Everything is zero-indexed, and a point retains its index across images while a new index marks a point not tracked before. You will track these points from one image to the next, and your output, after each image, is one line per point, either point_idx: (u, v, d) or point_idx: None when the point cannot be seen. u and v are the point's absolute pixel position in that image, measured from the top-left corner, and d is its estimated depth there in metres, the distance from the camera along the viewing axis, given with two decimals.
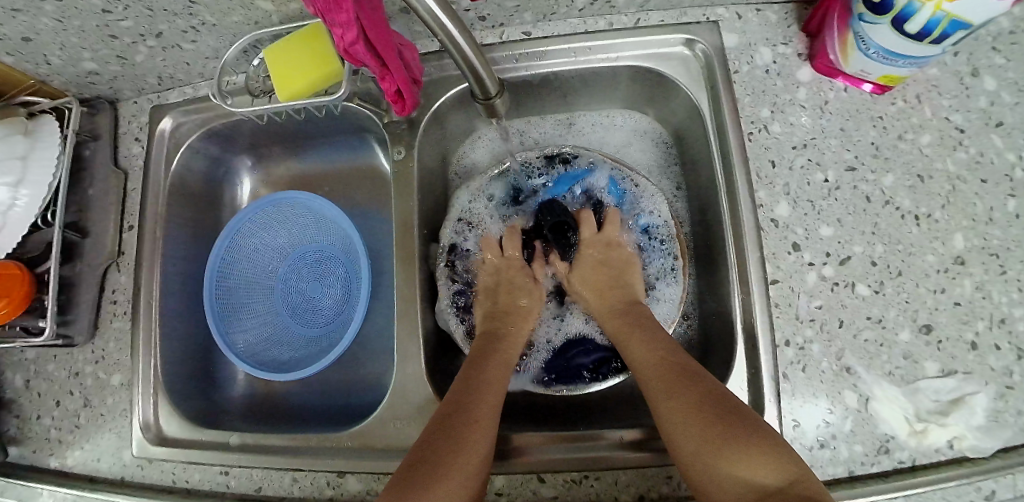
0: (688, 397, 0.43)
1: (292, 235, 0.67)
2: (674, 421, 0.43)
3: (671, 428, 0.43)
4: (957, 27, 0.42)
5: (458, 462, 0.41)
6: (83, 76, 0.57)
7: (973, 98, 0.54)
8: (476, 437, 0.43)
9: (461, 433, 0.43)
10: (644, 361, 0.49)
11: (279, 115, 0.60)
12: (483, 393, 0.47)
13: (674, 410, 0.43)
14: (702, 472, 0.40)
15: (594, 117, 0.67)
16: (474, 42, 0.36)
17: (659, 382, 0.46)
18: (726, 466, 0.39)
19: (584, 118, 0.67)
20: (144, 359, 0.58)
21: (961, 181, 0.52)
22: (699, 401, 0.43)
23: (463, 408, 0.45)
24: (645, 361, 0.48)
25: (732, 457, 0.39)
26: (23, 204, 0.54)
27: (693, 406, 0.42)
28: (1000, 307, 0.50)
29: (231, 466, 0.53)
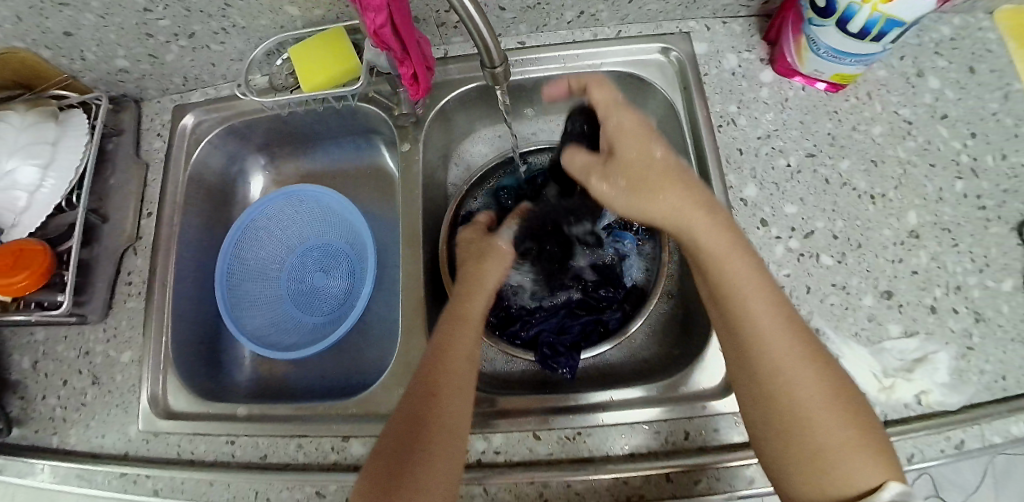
0: (820, 386, 0.39)
1: (300, 228, 0.70)
2: (797, 412, 0.39)
3: (787, 415, 0.39)
4: (894, 25, 0.49)
5: (438, 436, 0.42)
6: (114, 74, 0.63)
7: (919, 95, 0.61)
8: (454, 401, 0.44)
9: (436, 404, 0.43)
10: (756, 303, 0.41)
11: (295, 114, 0.66)
12: (456, 350, 0.47)
13: (797, 401, 0.39)
14: (800, 470, 0.38)
15: None
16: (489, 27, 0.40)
17: (785, 355, 0.40)
18: (837, 473, 0.37)
19: None
20: (156, 336, 0.60)
21: (911, 165, 0.58)
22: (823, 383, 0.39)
23: (438, 376, 0.45)
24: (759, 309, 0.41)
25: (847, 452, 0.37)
26: (50, 186, 0.58)
27: (825, 401, 0.39)
28: (955, 276, 0.55)
29: (237, 436, 0.55)
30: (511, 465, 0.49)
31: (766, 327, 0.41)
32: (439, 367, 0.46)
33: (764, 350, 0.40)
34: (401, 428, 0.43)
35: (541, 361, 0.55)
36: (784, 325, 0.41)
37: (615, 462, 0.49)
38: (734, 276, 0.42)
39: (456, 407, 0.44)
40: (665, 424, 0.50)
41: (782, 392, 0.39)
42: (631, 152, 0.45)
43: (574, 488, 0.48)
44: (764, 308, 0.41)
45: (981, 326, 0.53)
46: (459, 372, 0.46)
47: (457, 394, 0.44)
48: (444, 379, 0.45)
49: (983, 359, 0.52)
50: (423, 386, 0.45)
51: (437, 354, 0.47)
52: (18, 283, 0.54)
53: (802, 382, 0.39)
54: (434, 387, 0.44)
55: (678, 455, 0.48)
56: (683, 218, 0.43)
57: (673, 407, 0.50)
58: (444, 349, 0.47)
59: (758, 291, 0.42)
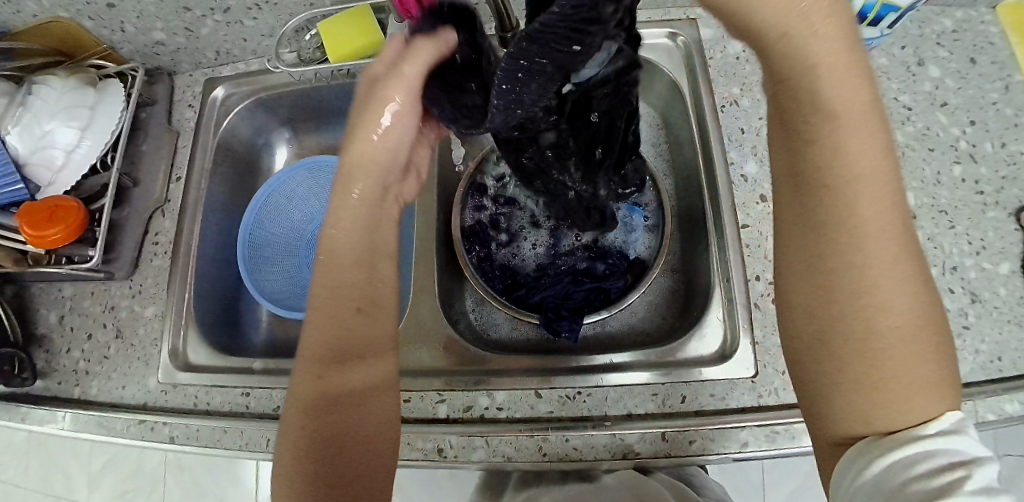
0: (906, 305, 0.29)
1: (318, 198, 0.73)
2: (868, 331, 0.29)
3: (846, 333, 0.30)
4: (889, 10, 0.52)
5: (361, 384, 0.39)
6: (150, 46, 0.67)
7: (919, 84, 0.63)
8: (373, 337, 0.40)
9: (351, 348, 0.39)
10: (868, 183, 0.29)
11: (319, 89, 0.69)
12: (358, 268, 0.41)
13: (874, 324, 0.29)
14: (850, 397, 0.30)
15: None
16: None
17: (879, 263, 0.29)
18: (887, 410, 0.29)
19: None
20: (179, 293, 0.63)
21: (909, 149, 0.60)
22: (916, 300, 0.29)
23: (346, 311, 0.40)
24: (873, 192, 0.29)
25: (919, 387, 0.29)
26: (86, 148, 0.62)
27: (909, 326, 0.29)
28: (951, 257, 0.56)
29: (252, 388, 0.57)
30: (513, 421, 0.51)
31: (855, 226, 0.29)
32: (345, 299, 0.40)
33: (849, 256, 0.29)
34: (315, 381, 0.38)
35: (547, 322, 0.57)
36: (883, 224, 0.29)
37: (613, 421, 0.50)
38: (848, 149, 0.28)
39: (376, 344, 0.40)
40: (663, 388, 0.51)
41: (859, 307, 0.29)
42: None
43: (572, 444, 0.49)
44: (870, 198, 0.29)
45: (976, 305, 0.55)
46: (369, 299, 0.41)
47: (373, 330, 0.40)
48: (354, 315, 0.40)
49: (977, 338, 0.54)
50: (330, 325, 0.39)
51: (336, 281, 0.40)
52: (54, 236, 0.57)
53: (887, 300, 0.29)
54: (344, 330, 0.39)
55: (674, 416, 0.50)
56: (818, 46, 0.26)
57: (672, 371, 0.52)
58: (351, 276, 0.40)
59: (874, 174, 0.29)
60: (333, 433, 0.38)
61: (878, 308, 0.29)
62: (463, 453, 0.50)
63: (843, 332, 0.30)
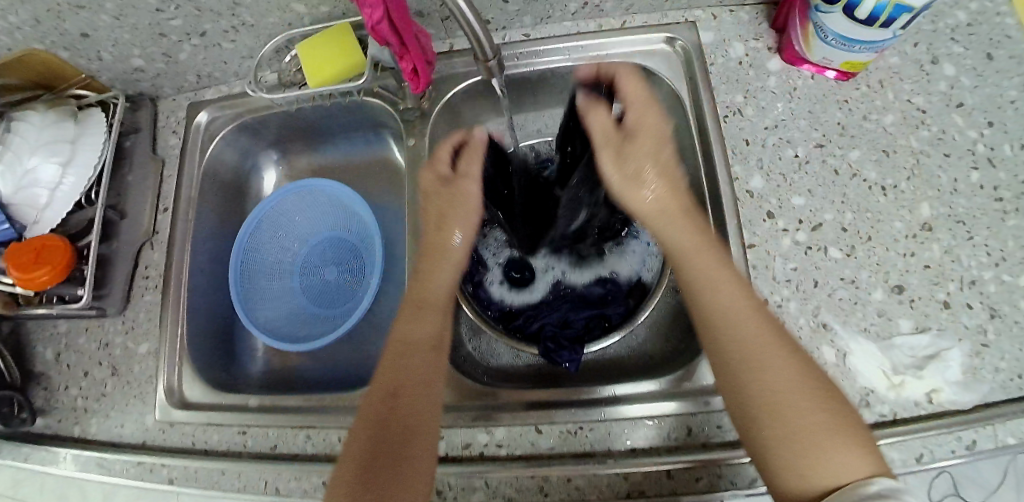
0: (794, 380, 0.39)
1: (310, 221, 0.71)
2: (775, 402, 0.38)
3: (761, 404, 0.39)
4: (902, 10, 0.47)
5: (401, 437, 0.43)
6: (130, 73, 0.64)
7: (933, 83, 0.59)
8: (419, 398, 0.45)
9: (399, 406, 0.45)
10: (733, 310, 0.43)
11: (303, 108, 0.65)
12: (416, 344, 0.48)
13: (774, 397, 0.39)
14: (785, 465, 0.37)
15: None
16: (476, 12, 0.40)
17: (776, 369, 0.40)
18: (813, 468, 0.36)
19: None
20: (171, 329, 0.62)
21: (924, 155, 0.56)
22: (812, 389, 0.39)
23: (398, 374, 0.46)
24: (734, 311, 0.42)
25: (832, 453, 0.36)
26: (69, 183, 0.60)
27: (800, 392, 0.38)
28: (969, 270, 0.53)
29: (248, 426, 0.57)
30: (513, 458, 0.50)
31: (733, 322, 0.42)
32: (400, 366, 0.47)
33: (740, 345, 0.41)
34: (365, 431, 0.44)
35: (547, 354, 0.56)
36: (756, 319, 0.42)
37: (616, 457, 0.49)
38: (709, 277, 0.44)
39: (420, 403, 0.45)
40: (668, 420, 0.50)
41: (756, 382, 0.40)
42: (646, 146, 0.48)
43: (574, 483, 0.48)
44: (733, 305, 0.43)
45: (996, 321, 0.52)
46: (419, 370, 0.47)
47: (420, 390, 0.46)
48: (404, 376, 0.46)
49: (997, 356, 0.51)
50: (385, 385, 0.46)
51: (394, 353, 0.48)
52: (42, 277, 0.56)
53: (778, 372, 0.39)
54: (397, 390, 0.45)
55: (679, 451, 0.48)
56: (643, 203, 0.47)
57: (676, 402, 0.50)
58: (405, 349, 0.48)
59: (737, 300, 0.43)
60: (371, 475, 0.41)
61: (783, 399, 0.39)
62: (462, 494, 0.49)
63: (757, 405, 0.39)
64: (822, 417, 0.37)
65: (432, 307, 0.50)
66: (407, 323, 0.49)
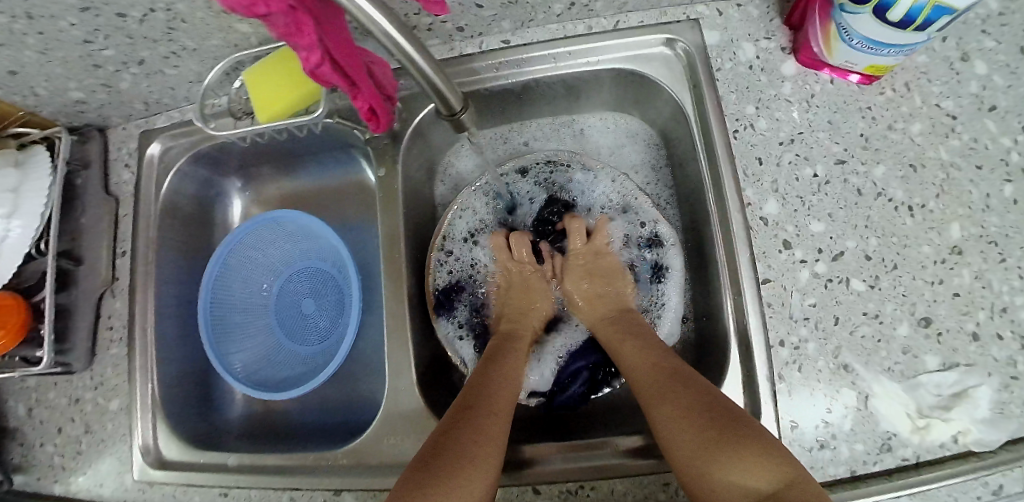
0: (681, 399, 0.43)
1: (282, 254, 0.66)
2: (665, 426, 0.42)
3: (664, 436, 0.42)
4: (941, 12, 0.41)
5: (482, 438, 0.41)
6: (71, 106, 0.58)
7: (964, 84, 0.52)
8: (502, 415, 0.45)
9: (480, 414, 0.44)
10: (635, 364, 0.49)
11: (264, 136, 0.60)
12: (502, 376, 0.49)
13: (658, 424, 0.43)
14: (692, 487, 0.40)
15: (594, 122, 0.65)
16: (435, 61, 0.34)
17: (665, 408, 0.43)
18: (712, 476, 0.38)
19: (586, 122, 0.65)
20: (142, 383, 0.58)
21: (955, 168, 0.51)
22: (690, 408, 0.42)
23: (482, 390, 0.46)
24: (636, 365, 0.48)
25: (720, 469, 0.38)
26: (17, 234, 0.55)
27: (687, 407, 0.42)
28: (1001, 297, 0.49)
29: (229, 488, 0.53)
30: None
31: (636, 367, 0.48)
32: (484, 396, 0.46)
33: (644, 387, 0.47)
34: (448, 422, 0.43)
35: None
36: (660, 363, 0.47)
37: None
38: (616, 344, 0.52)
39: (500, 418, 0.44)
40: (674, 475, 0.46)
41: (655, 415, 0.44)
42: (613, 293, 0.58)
43: None
44: (634, 356, 0.49)
45: None
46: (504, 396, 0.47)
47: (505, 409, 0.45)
48: (491, 392, 0.46)
49: None
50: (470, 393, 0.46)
51: (484, 377, 0.48)
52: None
53: (670, 396, 0.43)
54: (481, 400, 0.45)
55: None
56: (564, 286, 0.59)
57: None
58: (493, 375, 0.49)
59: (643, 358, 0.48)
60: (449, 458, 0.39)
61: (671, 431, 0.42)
62: None
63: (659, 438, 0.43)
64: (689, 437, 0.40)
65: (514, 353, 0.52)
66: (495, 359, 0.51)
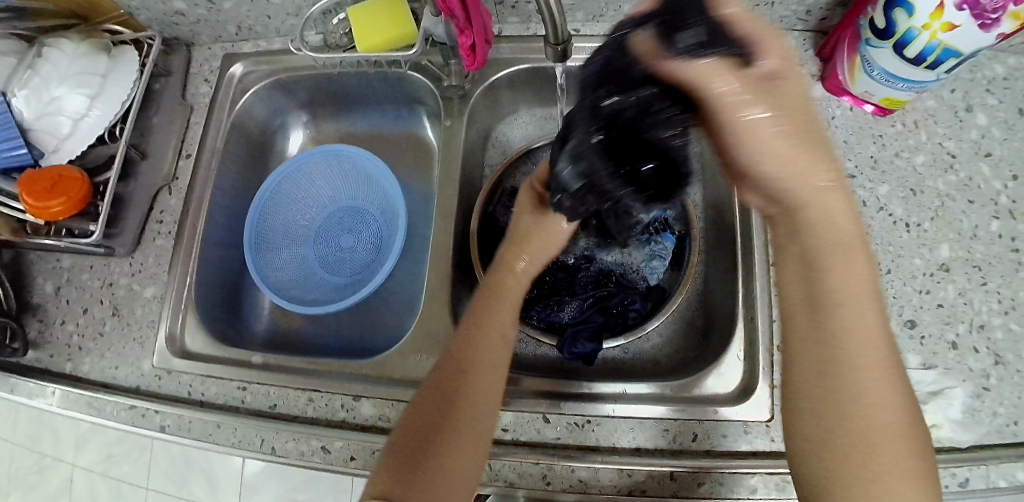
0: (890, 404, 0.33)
1: (332, 189, 0.70)
2: (867, 440, 0.33)
3: (836, 445, 0.34)
4: (949, 55, 0.47)
5: (468, 412, 0.43)
6: (170, 16, 0.63)
7: (965, 130, 0.60)
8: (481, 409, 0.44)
9: (469, 382, 0.45)
10: (862, 334, 0.34)
11: (342, 74, 0.65)
12: (490, 331, 0.48)
13: (843, 428, 0.34)
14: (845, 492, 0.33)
15: None
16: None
17: (878, 399, 0.33)
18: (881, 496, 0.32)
19: None
20: (182, 276, 0.61)
21: (949, 198, 0.57)
22: (898, 417, 0.34)
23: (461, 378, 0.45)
24: (863, 335, 0.34)
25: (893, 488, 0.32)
26: (94, 117, 0.58)
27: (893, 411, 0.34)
28: (980, 314, 0.54)
29: (249, 382, 0.56)
30: (518, 443, 0.50)
31: (852, 348, 0.34)
32: (465, 361, 0.46)
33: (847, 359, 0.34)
34: (413, 423, 0.43)
35: (562, 344, 0.56)
36: (862, 338, 0.34)
37: (622, 454, 0.49)
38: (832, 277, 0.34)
39: (478, 412, 0.44)
40: (675, 422, 0.50)
41: (847, 418, 0.34)
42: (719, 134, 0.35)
43: (577, 475, 0.48)
44: (847, 317, 0.34)
45: (1001, 368, 0.52)
46: (485, 385, 0.45)
47: (483, 399, 0.44)
48: (466, 383, 0.45)
49: (999, 402, 0.51)
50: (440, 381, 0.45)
51: (461, 361, 0.46)
52: (54, 208, 0.55)
53: (878, 401, 0.33)
54: (466, 370, 0.45)
55: (683, 455, 0.48)
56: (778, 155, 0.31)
57: (686, 408, 0.50)
58: (472, 358, 0.46)
59: (869, 326, 0.34)
60: (432, 445, 0.41)
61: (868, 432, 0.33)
62: None
63: (818, 435, 0.35)
64: (897, 442, 0.33)
65: (506, 308, 0.50)
66: (474, 332, 0.48)
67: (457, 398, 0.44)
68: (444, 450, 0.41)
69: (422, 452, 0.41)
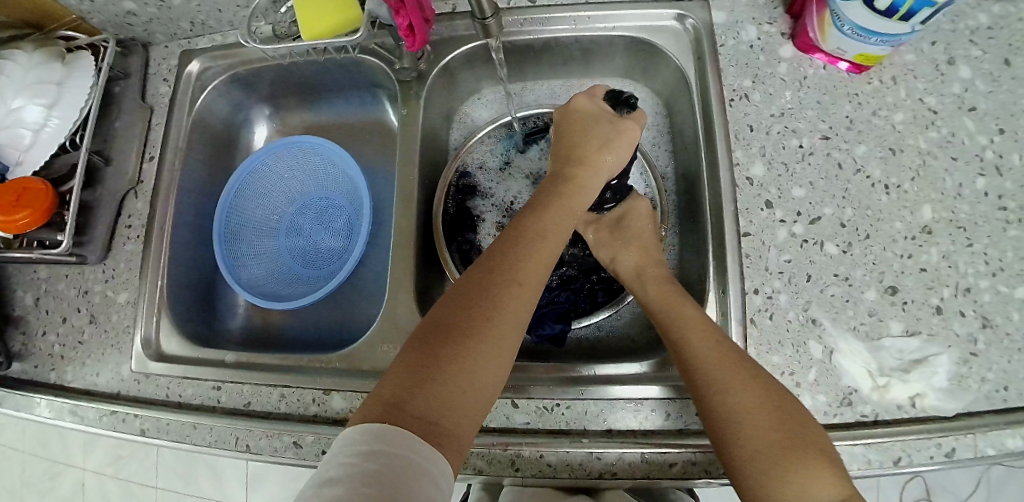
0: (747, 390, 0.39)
1: (300, 181, 0.68)
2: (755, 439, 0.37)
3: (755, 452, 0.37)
4: (924, 5, 0.45)
5: (493, 323, 0.39)
6: (122, 16, 0.62)
7: (947, 84, 0.56)
8: (492, 364, 0.38)
9: (497, 293, 0.40)
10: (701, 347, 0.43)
11: (299, 64, 0.63)
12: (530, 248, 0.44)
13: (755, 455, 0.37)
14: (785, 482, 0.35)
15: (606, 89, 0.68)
16: None
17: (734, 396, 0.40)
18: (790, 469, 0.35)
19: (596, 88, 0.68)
20: (152, 280, 0.60)
21: (931, 157, 0.54)
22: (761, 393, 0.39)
23: (474, 324, 0.38)
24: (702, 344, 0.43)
25: (791, 463, 0.36)
26: (53, 126, 0.58)
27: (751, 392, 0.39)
28: (965, 277, 0.50)
29: (223, 382, 0.56)
30: (486, 430, 0.49)
31: (737, 402, 0.39)
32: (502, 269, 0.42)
33: (716, 400, 0.40)
34: (418, 352, 0.37)
35: (529, 326, 0.56)
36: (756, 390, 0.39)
37: (592, 438, 0.47)
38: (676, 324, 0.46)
39: (498, 346, 0.38)
40: (646, 402, 0.48)
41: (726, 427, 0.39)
42: (637, 230, 0.55)
43: (547, 460, 0.47)
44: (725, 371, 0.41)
45: (988, 332, 0.49)
46: (513, 314, 0.40)
47: (507, 328, 0.39)
48: (490, 306, 0.40)
49: (986, 367, 0.48)
50: (435, 323, 0.39)
51: (473, 311, 0.39)
52: (21, 221, 0.55)
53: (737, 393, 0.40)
54: (494, 284, 0.41)
55: (656, 435, 0.47)
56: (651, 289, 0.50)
57: (657, 386, 0.48)
58: (487, 312, 0.39)
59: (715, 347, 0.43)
60: (453, 354, 0.37)
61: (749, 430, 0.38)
62: None
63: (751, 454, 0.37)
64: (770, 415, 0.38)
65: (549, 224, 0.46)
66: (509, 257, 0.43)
67: (482, 308, 0.39)
68: (470, 361, 0.37)
69: (427, 380, 0.35)
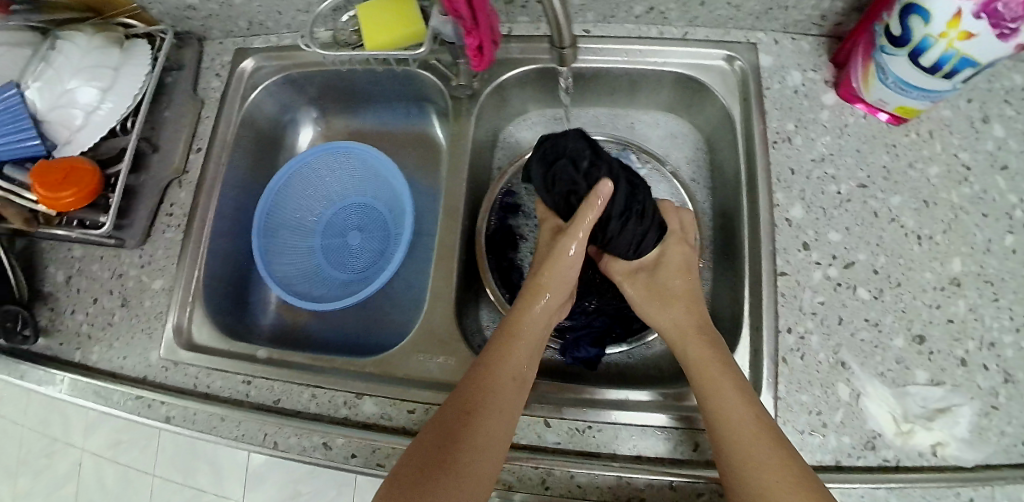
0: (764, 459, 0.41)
1: (340, 185, 0.69)
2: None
3: None
4: (966, 64, 0.46)
5: (487, 422, 0.43)
6: (182, 10, 0.64)
7: (981, 142, 0.57)
8: (489, 458, 0.41)
9: (489, 397, 0.44)
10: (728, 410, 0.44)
11: (351, 70, 0.65)
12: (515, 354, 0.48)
13: None
14: None
15: (646, 118, 0.69)
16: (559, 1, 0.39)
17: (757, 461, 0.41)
18: None
19: (638, 117, 0.69)
20: (189, 269, 0.61)
21: (962, 211, 0.55)
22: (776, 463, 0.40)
23: (469, 424, 0.42)
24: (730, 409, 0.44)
25: None
26: (106, 110, 0.59)
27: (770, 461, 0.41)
28: (990, 331, 0.52)
29: (254, 377, 0.56)
30: (517, 448, 0.49)
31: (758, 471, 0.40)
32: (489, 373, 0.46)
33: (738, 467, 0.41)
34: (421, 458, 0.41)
35: (564, 348, 0.57)
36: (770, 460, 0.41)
37: (622, 462, 0.48)
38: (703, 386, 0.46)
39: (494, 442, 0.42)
40: (676, 431, 0.49)
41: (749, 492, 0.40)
42: (676, 287, 0.54)
43: (577, 481, 0.47)
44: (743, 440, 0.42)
45: (1010, 387, 0.50)
46: (502, 413, 0.44)
47: (501, 423, 0.43)
48: (484, 407, 0.43)
49: (1006, 421, 0.49)
50: (434, 431, 0.43)
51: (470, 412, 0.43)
52: (66, 199, 0.55)
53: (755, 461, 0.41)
54: (487, 388, 0.45)
55: (684, 465, 0.47)
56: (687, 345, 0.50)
57: (687, 416, 0.49)
58: (480, 412, 0.43)
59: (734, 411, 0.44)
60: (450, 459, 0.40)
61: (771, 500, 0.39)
62: None
63: None
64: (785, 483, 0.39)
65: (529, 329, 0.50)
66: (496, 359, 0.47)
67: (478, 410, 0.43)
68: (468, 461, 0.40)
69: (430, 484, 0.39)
